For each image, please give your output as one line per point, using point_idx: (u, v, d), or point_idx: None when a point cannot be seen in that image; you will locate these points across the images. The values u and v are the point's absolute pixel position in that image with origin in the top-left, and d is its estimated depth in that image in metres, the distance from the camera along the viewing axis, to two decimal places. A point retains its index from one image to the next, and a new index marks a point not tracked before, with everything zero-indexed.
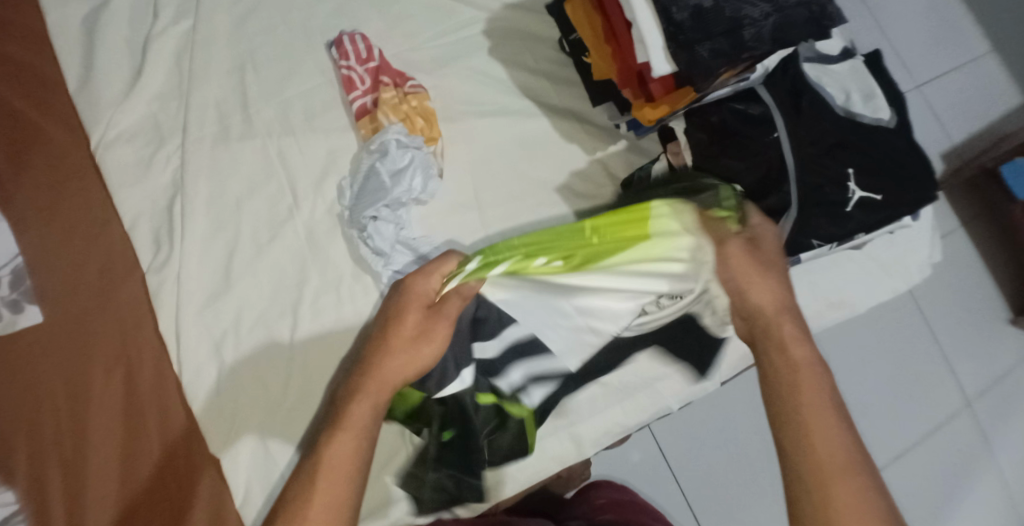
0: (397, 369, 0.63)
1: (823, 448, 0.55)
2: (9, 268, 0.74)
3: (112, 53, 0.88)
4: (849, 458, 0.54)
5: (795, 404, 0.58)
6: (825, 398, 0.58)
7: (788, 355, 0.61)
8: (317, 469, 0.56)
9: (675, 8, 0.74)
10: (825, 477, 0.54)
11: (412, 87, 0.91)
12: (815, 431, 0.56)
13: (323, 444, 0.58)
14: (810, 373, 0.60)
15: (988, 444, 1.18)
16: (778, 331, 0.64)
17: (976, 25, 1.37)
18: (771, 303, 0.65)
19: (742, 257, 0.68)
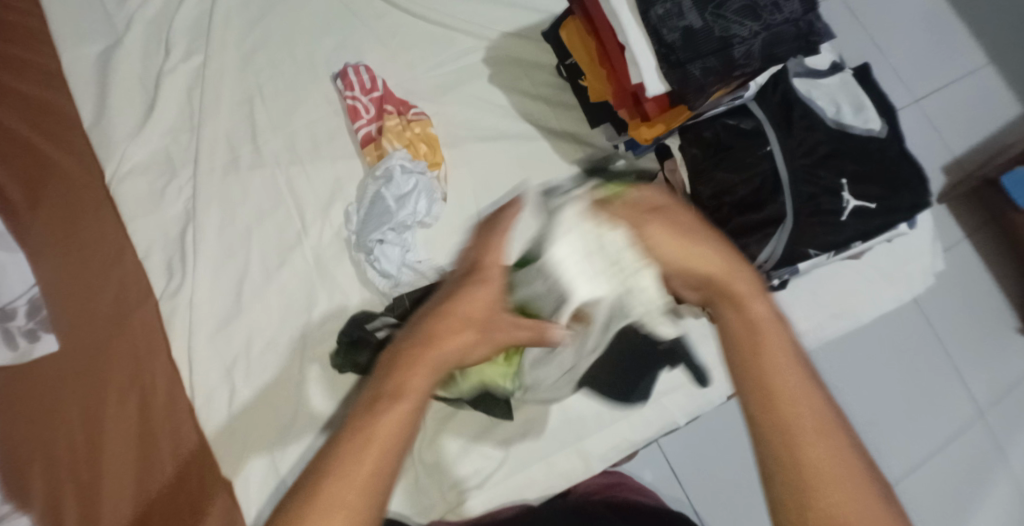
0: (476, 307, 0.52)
1: (796, 394, 0.45)
2: (26, 298, 0.75)
3: (127, 91, 0.92)
4: (822, 420, 0.43)
5: (747, 353, 0.47)
6: (797, 366, 0.45)
7: (745, 314, 0.48)
8: (355, 431, 0.57)
9: (666, 29, 0.76)
10: (796, 437, 0.43)
11: (414, 115, 0.94)
12: (775, 384, 0.45)
13: (402, 364, 0.48)
14: (774, 338, 0.46)
15: (1004, 455, 1.16)
16: (729, 285, 0.49)
17: (971, 39, 1.39)
18: (712, 255, 0.50)
19: (660, 235, 0.51)
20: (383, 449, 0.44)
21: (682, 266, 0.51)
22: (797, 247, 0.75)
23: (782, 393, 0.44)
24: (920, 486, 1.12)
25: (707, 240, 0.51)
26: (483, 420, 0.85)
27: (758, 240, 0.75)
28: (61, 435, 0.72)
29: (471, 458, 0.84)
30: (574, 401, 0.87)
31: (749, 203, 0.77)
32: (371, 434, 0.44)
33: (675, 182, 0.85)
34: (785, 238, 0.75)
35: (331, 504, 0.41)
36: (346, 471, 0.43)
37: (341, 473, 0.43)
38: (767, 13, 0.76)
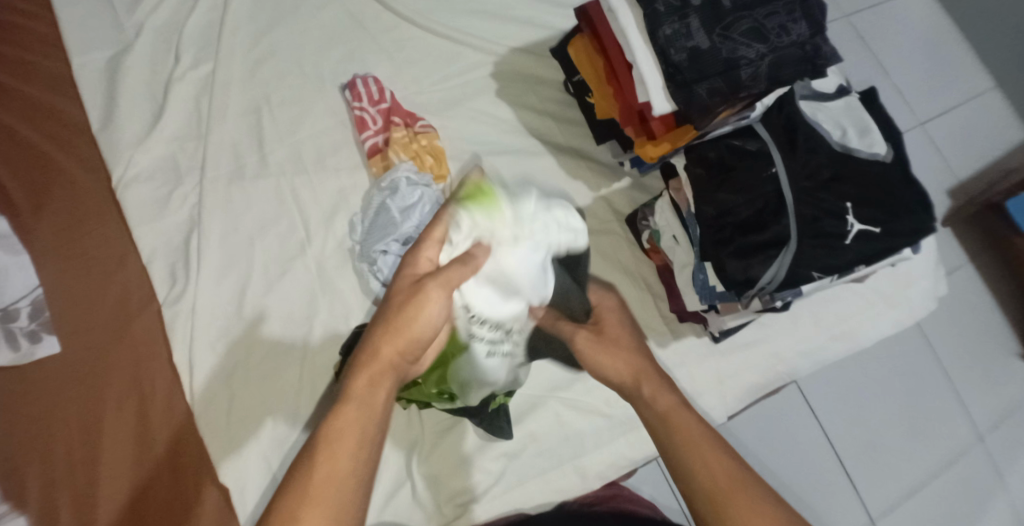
0: (396, 345, 0.59)
1: (718, 467, 0.60)
2: (28, 300, 0.76)
3: (134, 97, 0.92)
4: (735, 474, 0.59)
5: (679, 450, 0.61)
6: (707, 438, 0.62)
7: (657, 407, 0.64)
8: (312, 461, 0.53)
9: (673, 50, 0.77)
10: (722, 497, 0.58)
11: (422, 126, 0.94)
12: (700, 464, 0.60)
13: (329, 422, 0.55)
14: (685, 425, 0.63)
15: (1004, 481, 1.15)
16: (643, 383, 0.67)
17: (976, 64, 1.40)
18: (625, 365, 0.68)
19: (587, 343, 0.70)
20: (327, 508, 0.51)
21: (601, 373, 0.69)
22: (800, 270, 0.75)
23: (708, 465, 0.60)
24: (920, 511, 1.11)
25: (627, 353, 0.69)
26: (482, 434, 0.84)
27: (760, 261, 0.75)
28: (59, 441, 0.72)
29: (469, 472, 0.83)
30: (573, 417, 0.87)
31: (751, 224, 0.77)
32: (312, 496, 0.52)
33: (680, 202, 0.85)
34: (788, 260, 0.74)
35: None
36: (300, 522, 0.50)
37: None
38: (774, 36, 0.78)
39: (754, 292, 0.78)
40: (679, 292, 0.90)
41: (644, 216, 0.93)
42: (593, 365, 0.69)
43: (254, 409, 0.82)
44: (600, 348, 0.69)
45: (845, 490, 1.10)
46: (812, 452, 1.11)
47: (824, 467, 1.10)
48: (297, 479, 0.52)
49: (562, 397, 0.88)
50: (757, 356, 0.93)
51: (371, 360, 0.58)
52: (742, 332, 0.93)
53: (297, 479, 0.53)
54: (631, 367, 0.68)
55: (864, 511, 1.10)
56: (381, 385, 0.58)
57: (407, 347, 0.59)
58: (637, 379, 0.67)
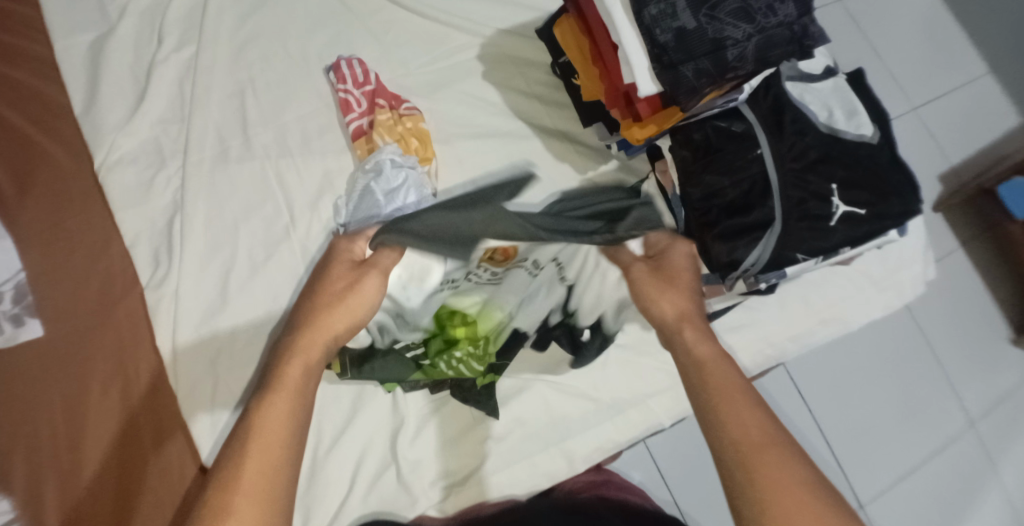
0: (327, 324, 0.63)
1: (751, 418, 0.54)
2: (13, 283, 0.75)
3: (117, 80, 0.92)
4: (767, 430, 0.54)
5: (709, 392, 0.57)
6: (741, 386, 0.58)
7: (694, 354, 0.61)
8: (252, 426, 0.54)
9: (659, 30, 0.76)
10: (746, 448, 0.52)
11: (407, 109, 0.93)
12: (729, 413, 0.55)
13: (261, 404, 0.55)
14: (718, 368, 0.59)
15: (993, 465, 1.16)
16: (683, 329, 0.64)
17: (972, 47, 1.38)
18: (671, 307, 0.67)
19: (644, 278, 0.70)
20: (267, 480, 0.51)
21: (649, 310, 0.68)
22: (785, 253, 0.75)
23: (737, 415, 0.55)
24: (908, 496, 1.12)
25: (676, 292, 0.68)
26: (469, 416, 0.85)
27: (745, 243, 0.75)
28: (43, 426, 0.72)
29: (456, 456, 0.84)
30: (560, 401, 0.87)
31: (738, 206, 0.76)
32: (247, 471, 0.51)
33: (666, 184, 0.85)
34: (773, 242, 0.74)
35: None
36: (238, 491, 0.49)
37: (231, 507, 0.48)
38: (761, 16, 0.76)
39: (738, 275, 0.77)
40: None
41: None
42: (641, 297, 0.69)
43: (240, 397, 0.81)
44: (661, 291, 0.68)
45: (835, 475, 1.10)
46: (801, 437, 1.11)
47: (813, 452, 1.10)
48: (231, 456, 0.52)
49: (548, 379, 0.87)
50: (747, 337, 0.93)
51: (303, 349, 0.61)
52: (731, 315, 0.92)
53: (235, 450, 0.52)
54: (680, 308, 0.66)
55: (854, 495, 1.10)
56: (315, 368, 0.60)
57: (340, 333, 0.64)
58: (678, 320, 0.65)
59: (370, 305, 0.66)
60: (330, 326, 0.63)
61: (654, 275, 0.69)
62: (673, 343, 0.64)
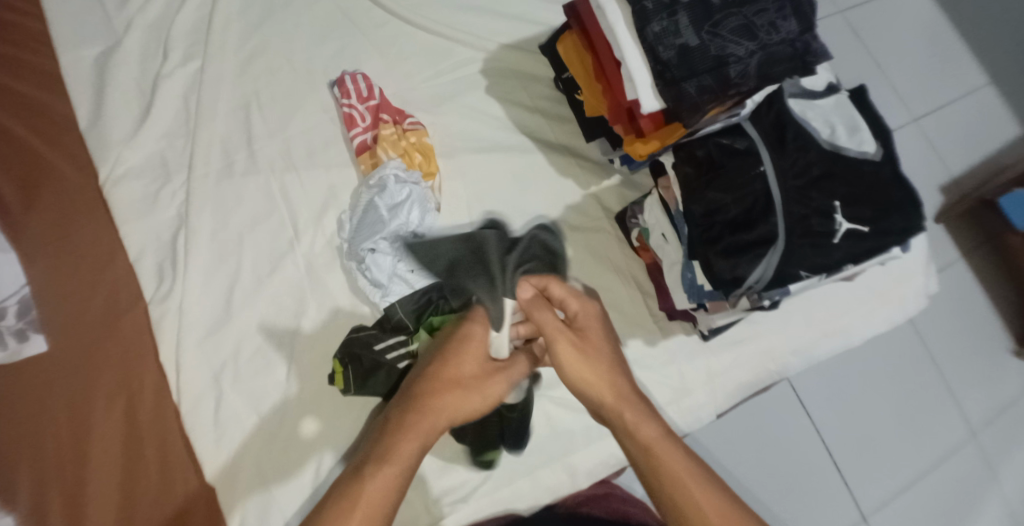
0: (445, 411, 0.64)
1: (706, 502, 0.60)
2: (17, 298, 0.75)
3: (122, 93, 0.92)
4: (725, 511, 0.59)
5: (665, 479, 0.61)
6: (689, 466, 0.62)
7: (639, 436, 0.63)
8: (355, 497, 0.57)
9: (662, 47, 0.77)
10: None
11: (411, 124, 0.93)
12: (686, 500, 0.60)
13: (368, 477, 0.58)
14: (666, 450, 0.62)
15: (995, 477, 1.16)
16: (620, 410, 0.65)
17: (973, 59, 1.39)
18: (604, 385, 0.66)
19: (570, 357, 0.67)
20: None
21: (580, 390, 0.67)
22: (789, 269, 0.75)
23: (694, 501, 0.60)
24: (910, 508, 1.12)
25: (603, 365, 0.67)
26: None
27: (748, 260, 0.75)
28: (49, 438, 0.72)
29: (457, 471, 0.83)
30: (562, 415, 0.87)
31: (740, 222, 0.77)
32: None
33: (669, 199, 0.85)
34: (776, 259, 0.75)
35: None
36: None
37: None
38: (764, 33, 0.77)
39: (742, 291, 0.77)
40: (669, 290, 0.90)
41: (632, 215, 0.93)
42: (567, 375, 0.67)
43: (243, 411, 0.82)
44: (587, 364, 0.67)
45: (837, 487, 1.10)
46: (804, 448, 1.11)
47: (815, 465, 1.10)
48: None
49: (550, 394, 0.88)
50: (749, 351, 0.93)
51: (419, 420, 0.62)
52: (732, 329, 0.93)
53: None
54: (609, 385, 0.66)
55: (856, 507, 1.10)
56: (427, 442, 0.62)
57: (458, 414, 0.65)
58: (615, 398, 0.65)
59: (493, 391, 0.67)
60: (449, 404, 0.64)
61: (580, 353, 0.67)
62: (615, 426, 0.65)
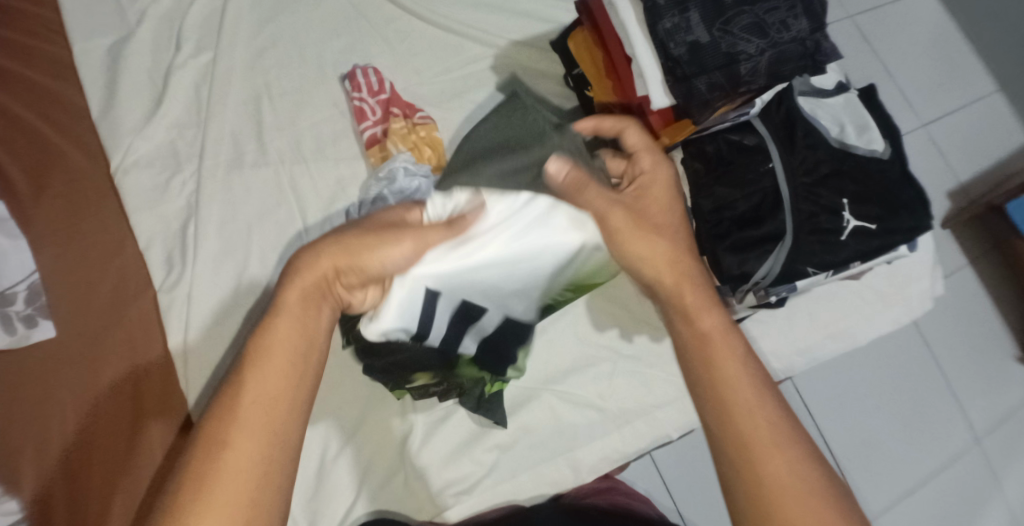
0: (326, 265, 0.58)
1: (752, 403, 0.54)
2: (27, 283, 0.77)
3: (134, 82, 0.93)
4: (773, 417, 0.54)
5: (709, 370, 0.57)
6: (739, 364, 0.57)
7: (696, 327, 0.60)
8: (250, 353, 0.54)
9: (673, 43, 0.77)
10: (745, 431, 0.53)
11: (421, 118, 0.94)
12: (731, 394, 0.55)
13: (263, 332, 0.55)
14: (721, 343, 0.58)
15: (999, 483, 1.15)
16: (681, 300, 0.62)
17: (981, 66, 1.39)
18: (663, 261, 0.63)
19: (631, 231, 0.63)
20: (264, 418, 0.52)
21: (635, 270, 0.65)
22: (795, 266, 0.75)
23: (737, 398, 0.55)
24: (913, 512, 1.11)
25: (667, 245, 0.63)
26: (474, 426, 0.85)
27: (756, 255, 0.75)
28: (53, 425, 0.72)
29: (461, 463, 0.83)
30: (568, 410, 0.87)
31: (748, 218, 0.77)
32: (240, 413, 0.51)
33: (678, 197, 0.85)
34: (783, 256, 0.74)
35: (216, 472, 0.49)
36: (230, 438, 0.50)
37: (226, 443, 0.50)
38: (775, 31, 0.77)
39: (749, 287, 0.77)
40: None
41: None
42: (627, 252, 0.64)
43: None
44: (641, 234, 0.64)
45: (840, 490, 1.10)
46: None
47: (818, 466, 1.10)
48: (229, 400, 0.52)
49: (555, 388, 0.88)
50: (754, 350, 0.93)
51: (298, 278, 0.58)
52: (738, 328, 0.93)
53: (229, 397, 0.52)
54: (670, 266, 0.63)
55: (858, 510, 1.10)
56: (312, 303, 0.58)
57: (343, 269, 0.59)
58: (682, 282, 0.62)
59: (393, 263, 0.61)
60: (331, 261, 0.59)
61: (638, 229, 0.64)
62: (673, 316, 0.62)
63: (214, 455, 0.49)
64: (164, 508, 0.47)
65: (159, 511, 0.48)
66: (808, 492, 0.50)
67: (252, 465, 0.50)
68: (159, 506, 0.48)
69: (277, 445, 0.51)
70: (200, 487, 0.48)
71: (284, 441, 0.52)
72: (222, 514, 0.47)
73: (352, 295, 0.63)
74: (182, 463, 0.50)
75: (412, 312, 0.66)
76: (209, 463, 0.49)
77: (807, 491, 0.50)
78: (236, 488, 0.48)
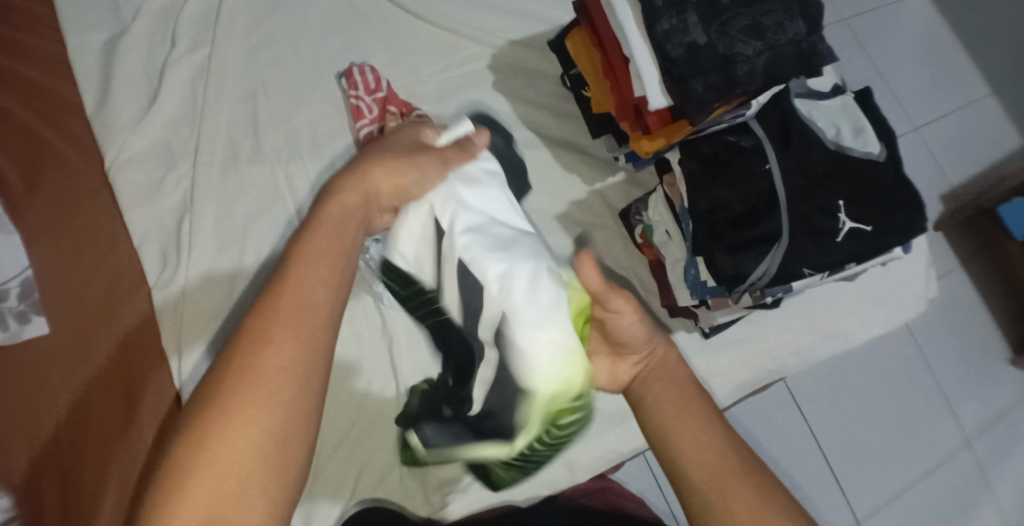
0: (384, 180, 0.61)
1: (712, 452, 0.56)
2: (20, 280, 0.76)
3: (129, 79, 0.92)
4: (730, 462, 0.56)
5: (669, 422, 0.58)
6: (698, 410, 0.59)
7: (655, 387, 0.61)
8: (292, 256, 0.52)
9: (670, 45, 0.78)
10: (706, 480, 0.55)
11: (418, 116, 0.92)
12: (690, 444, 0.57)
13: (303, 239, 0.53)
14: (682, 392, 0.61)
15: (988, 483, 1.16)
16: (653, 363, 0.63)
17: (974, 70, 1.40)
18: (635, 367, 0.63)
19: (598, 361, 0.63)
20: (303, 321, 0.48)
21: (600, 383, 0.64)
22: (791, 267, 0.75)
23: (695, 446, 0.56)
24: (904, 513, 1.12)
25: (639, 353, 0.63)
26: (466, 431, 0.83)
27: (752, 257, 0.76)
28: (44, 422, 0.72)
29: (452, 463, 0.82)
30: None
31: (744, 220, 0.77)
32: (281, 310, 0.48)
33: (674, 197, 0.86)
34: (779, 256, 0.75)
35: (253, 372, 0.45)
36: (274, 334, 0.46)
37: (269, 339, 0.46)
38: (772, 33, 0.78)
39: (744, 288, 0.78)
40: (670, 287, 0.90)
41: (637, 211, 0.94)
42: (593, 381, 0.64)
43: None
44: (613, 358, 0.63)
45: (832, 491, 1.10)
46: (800, 452, 1.11)
47: (810, 467, 1.11)
48: (266, 301, 0.48)
49: None
50: (748, 352, 0.93)
51: (344, 197, 0.57)
52: (734, 329, 0.93)
53: (270, 298, 0.49)
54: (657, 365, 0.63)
55: (849, 511, 1.10)
56: (350, 219, 0.57)
57: (396, 183, 0.62)
58: (659, 354, 0.63)
59: (429, 186, 0.65)
60: (373, 183, 0.61)
61: (610, 352, 0.63)
62: (645, 392, 0.61)
63: (257, 351, 0.46)
64: (198, 401, 0.44)
65: (192, 406, 0.44)
66: (772, 508, 0.54)
67: (287, 365, 0.46)
68: (190, 405, 0.45)
69: (312, 351, 0.47)
70: (240, 382, 0.44)
71: (315, 353, 0.47)
72: (257, 412, 0.44)
73: (380, 220, 0.65)
74: (220, 358, 0.46)
75: (415, 236, 0.67)
76: (244, 363, 0.45)
77: (778, 510, 0.53)
78: (261, 390, 0.44)
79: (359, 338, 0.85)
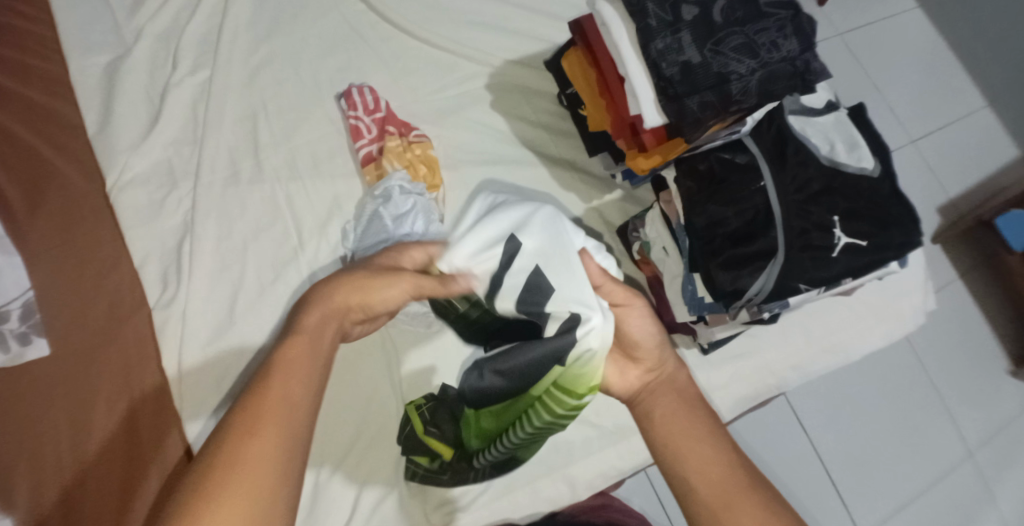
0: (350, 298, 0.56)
1: (717, 472, 0.56)
2: (20, 301, 0.77)
3: (131, 101, 0.93)
4: (737, 482, 0.55)
5: (677, 443, 0.58)
6: (704, 429, 0.59)
7: (662, 405, 0.62)
8: (271, 358, 0.50)
9: (665, 63, 0.79)
10: (710, 499, 0.55)
11: (416, 136, 0.95)
12: (696, 465, 0.56)
13: (285, 340, 0.51)
14: (690, 411, 0.61)
15: (992, 495, 1.16)
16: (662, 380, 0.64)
17: (970, 82, 1.42)
18: (642, 382, 0.65)
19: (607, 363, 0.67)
20: (287, 415, 0.46)
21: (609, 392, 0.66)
22: (788, 282, 0.75)
23: (701, 467, 0.56)
24: None
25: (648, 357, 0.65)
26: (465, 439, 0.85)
27: (749, 272, 0.76)
28: (49, 444, 0.72)
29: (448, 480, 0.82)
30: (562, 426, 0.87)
31: (741, 236, 0.78)
32: (267, 406, 0.46)
33: (670, 213, 0.86)
34: (776, 272, 0.75)
35: (237, 470, 0.43)
36: (256, 430, 0.45)
37: (253, 434, 0.45)
38: (766, 51, 0.79)
39: (742, 304, 0.78)
40: (669, 303, 0.90)
41: (634, 228, 0.94)
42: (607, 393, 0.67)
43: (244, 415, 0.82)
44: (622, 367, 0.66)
45: (834, 504, 1.10)
46: (802, 465, 1.11)
47: (813, 482, 1.10)
48: (250, 396, 0.47)
49: None
50: (747, 366, 0.93)
51: (315, 307, 0.54)
52: (733, 343, 0.93)
53: (258, 387, 0.47)
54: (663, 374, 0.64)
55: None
56: (329, 324, 0.54)
57: (359, 306, 0.57)
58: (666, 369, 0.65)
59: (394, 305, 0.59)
60: (341, 301, 0.56)
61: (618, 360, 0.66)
62: (649, 407, 0.62)
63: (240, 445, 0.44)
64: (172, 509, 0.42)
65: (173, 502, 0.42)
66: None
67: (274, 458, 0.44)
68: (168, 509, 0.42)
69: (293, 450, 0.46)
70: (222, 479, 0.42)
71: (299, 444, 0.46)
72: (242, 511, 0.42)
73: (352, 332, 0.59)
74: (202, 456, 0.44)
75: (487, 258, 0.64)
76: (223, 466, 0.43)
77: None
78: (247, 487, 0.43)
79: (357, 357, 0.86)
